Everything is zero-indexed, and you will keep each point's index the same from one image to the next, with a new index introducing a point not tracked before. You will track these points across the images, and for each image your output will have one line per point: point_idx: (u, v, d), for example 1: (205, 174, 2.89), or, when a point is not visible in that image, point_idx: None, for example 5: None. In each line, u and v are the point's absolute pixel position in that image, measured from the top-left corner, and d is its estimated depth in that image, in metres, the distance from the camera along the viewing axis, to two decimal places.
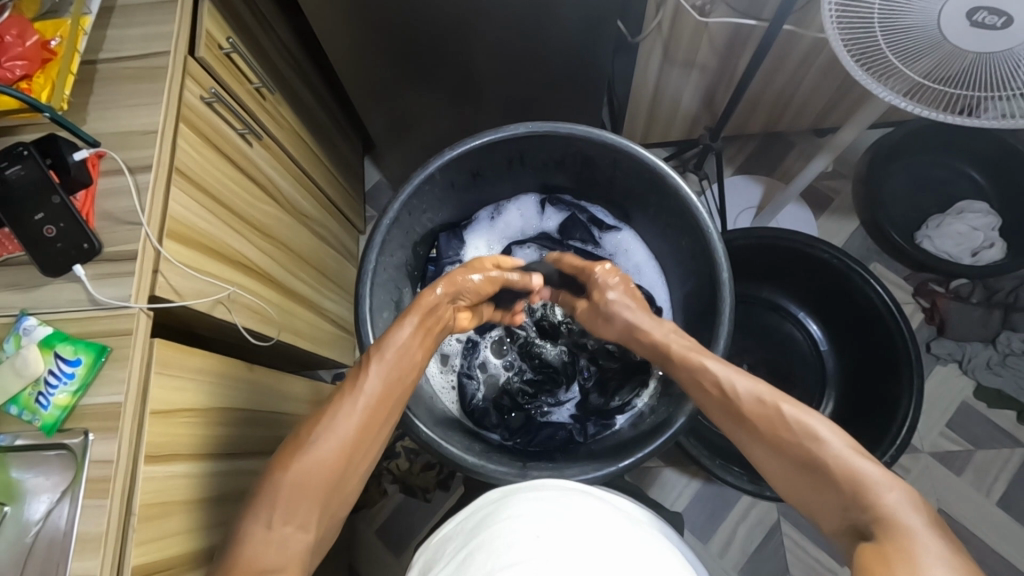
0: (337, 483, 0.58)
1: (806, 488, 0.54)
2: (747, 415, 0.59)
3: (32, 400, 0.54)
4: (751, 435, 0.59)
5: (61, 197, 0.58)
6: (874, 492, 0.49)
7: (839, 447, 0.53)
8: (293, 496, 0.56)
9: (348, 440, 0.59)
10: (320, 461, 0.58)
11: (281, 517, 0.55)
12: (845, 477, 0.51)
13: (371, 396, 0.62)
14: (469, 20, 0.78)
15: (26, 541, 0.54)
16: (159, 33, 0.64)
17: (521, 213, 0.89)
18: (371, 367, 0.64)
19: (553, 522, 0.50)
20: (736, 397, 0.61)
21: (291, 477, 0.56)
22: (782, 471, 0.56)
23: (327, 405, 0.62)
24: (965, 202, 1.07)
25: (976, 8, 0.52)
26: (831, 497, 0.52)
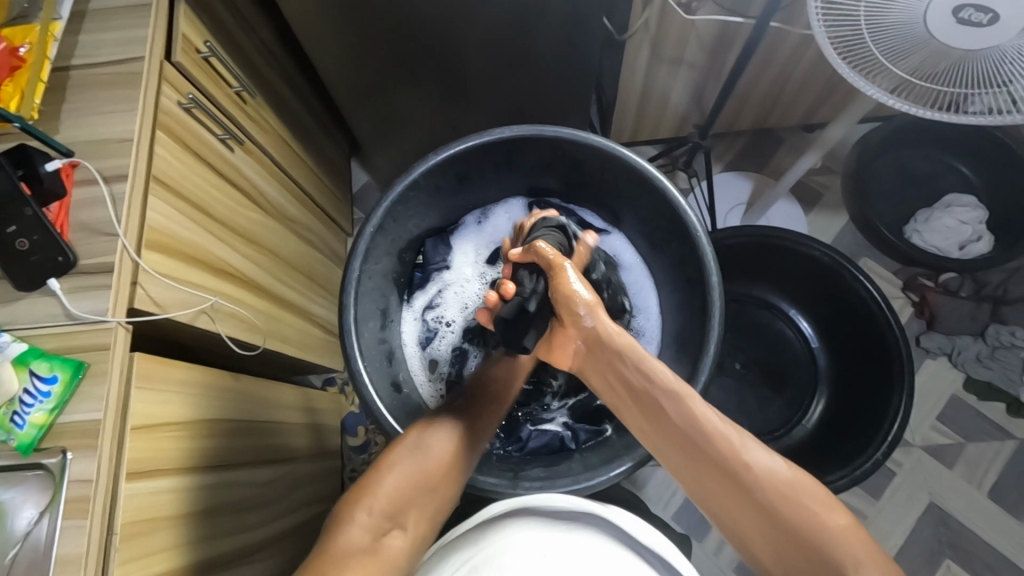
0: (438, 486, 0.64)
1: (785, 552, 0.56)
2: (733, 467, 0.58)
3: (8, 419, 0.53)
4: (730, 482, 0.59)
5: (34, 209, 0.56)
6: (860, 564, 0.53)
7: (822, 511, 0.56)
8: (392, 495, 0.62)
9: (453, 453, 0.65)
10: (423, 466, 0.64)
11: (380, 513, 0.61)
12: (831, 548, 0.54)
13: (479, 417, 0.70)
14: (451, 20, 0.76)
15: (6, 562, 0.52)
16: (134, 38, 0.63)
17: (509, 217, 0.87)
18: (489, 385, 0.72)
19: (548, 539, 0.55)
20: (717, 442, 0.60)
21: (399, 474, 0.63)
22: (757, 523, 0.58)
23: (436, 415, 0.68)
24: (952, 195, 1.07)
25: (962, 5, 0.52)
26: (810, 559, 0.55)
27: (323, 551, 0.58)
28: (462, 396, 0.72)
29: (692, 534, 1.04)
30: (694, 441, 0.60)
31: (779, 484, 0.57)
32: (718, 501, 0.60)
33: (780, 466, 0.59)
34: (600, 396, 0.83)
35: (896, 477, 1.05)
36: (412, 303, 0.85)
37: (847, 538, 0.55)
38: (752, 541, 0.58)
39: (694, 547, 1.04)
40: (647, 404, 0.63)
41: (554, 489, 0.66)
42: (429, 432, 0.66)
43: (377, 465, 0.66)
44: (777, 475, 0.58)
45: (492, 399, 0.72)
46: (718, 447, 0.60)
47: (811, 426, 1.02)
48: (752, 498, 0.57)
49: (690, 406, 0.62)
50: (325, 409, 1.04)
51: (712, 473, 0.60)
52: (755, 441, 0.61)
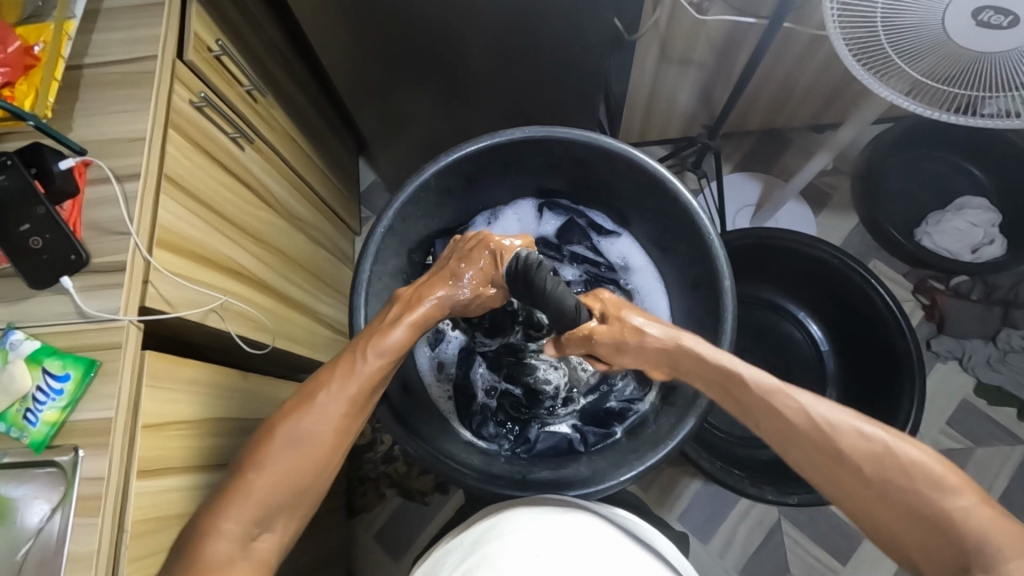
0: (311, 482, 0.59)
1: (910, 537, 0.53)
2: (843, 452, 0.56)
3: (20, 416, 0.53)
4: (849, 475, 0.56)
5: (46, 208, 0.56)
6: (997, 557, 0.48)
7: (948, 492, 0.52)
8: (260, 497, 0.56)
9: (325, 442, 0.60)
10: (294, 462, 0.58)
11: (248, 517, 0.55)
12: (966, 531, 0.50)
13: (356, 392, 0.62)
14: (462, 20, 0.76)
15: (18, 558, 0.52)
16: (146, 37, 0.63)
17: (518, 218, 0.88)
18: (364, 363, 0.63)
19: (549, 540, 0.52)
20: (820, 429, 0.57)
21: (266, 476, 0.57)
22: (888, 512, 0.54)
23: (307, 400, 0.61)
24: (964, 198, 1.06)
25: (981, 7, 0.51)
26: (942, 544, 0.51)
27: (188, 542, 0.53)
28: (331, 372, 0.63)
29: (697, 537, 1.04)
30: (802, 431, 0.58)
31: (898, 466, 0.54)
32: (829, 489, 0.57)
33: (898, 446, 0.55)
34: (610, 399, 0.83)
35: None
36: None
37: (972, 523, 0.50)
38: (877, 526, 0.55)
39: (694, 547, 1.04)
40: (757, 414, 0.60)
41: (565, 493, 0.65)
42: (304, 420, 0.60)
43: (241, 456, 0.59)
44: (892, 454, 0.55)
45: (375, 371, 0.63)
46: (834, 441, 0.56)
47: None
48: (867, 484, 0.55)
49: (790, 398, 0.59)
50: None
51: (829, 467, 0.57)
52: (868, 423, 0.57)
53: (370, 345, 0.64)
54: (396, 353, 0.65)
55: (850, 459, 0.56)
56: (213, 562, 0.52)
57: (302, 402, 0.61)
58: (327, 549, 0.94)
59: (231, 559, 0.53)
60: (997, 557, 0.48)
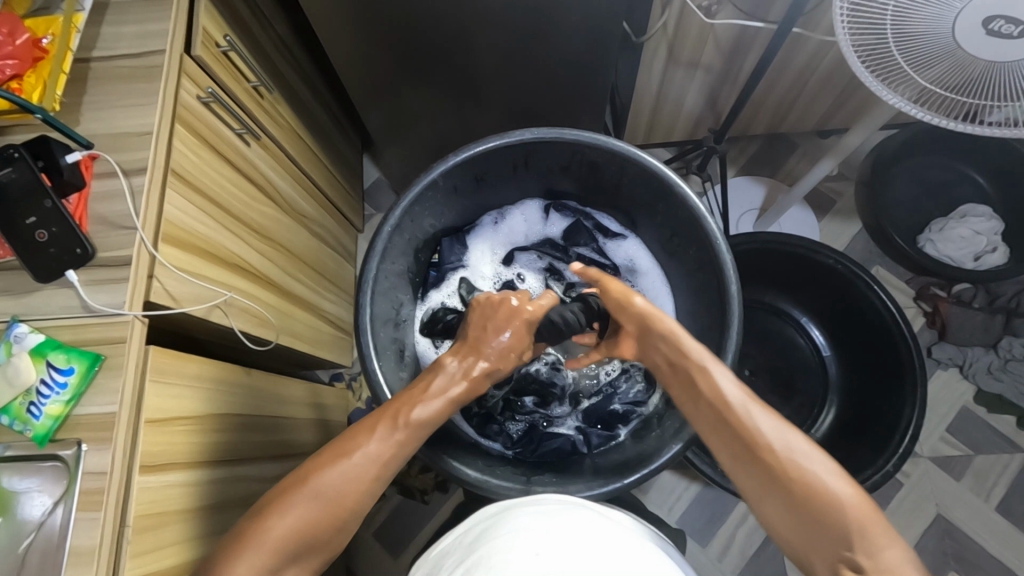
0: (324, 537, 0.56)
1: (791, 519, 0.53)
2: (747, 435, 0.57)
3: (24, 410, 0.53)
4: (750, 462, 0.56)
5: (53, 201, 0.56)
6: (876, 540, 0.49)
7: (834, 483, 0.52)
8: (275, 547, 0.53)
9: (347, 500, 0.56)
10: (316, 514, 0.55)
11: (262, 565, 0.52)
12: (849, 520, 0.50)
13: (384, 453, 0.59)
14: (471, 19, 0.76)
15: (20, 552, 0.52)
16: (156, 31, 0.63)
17: (525, 219, 0.88)
18: (398, 425, 0.61)
19: (550, 538, 0.51)
20: (734, 411, 0.58)
21: (283, 526, 0.54)
22: (779, 503, 0.54)
23: (335, 454, 0.58)
24: (968, 205, 1.06)
25: (992, 17, 0.51)
26: (826, 534, 0.51)
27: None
28: (363, 430, 0.60)
29: (695, 539, 1.04)
30: (716, 410, 0.59)
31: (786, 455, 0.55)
32: (726, 464, 0.58)
33: (796, 443, 0.55)
34: (615, 401, 0.83)
35: (903, 487, 1.05)
36: (426, 301, 0.85)
37: (846, 497, 0.51)
38: (771, 516, 0.55)
39: (695, 549, 1.04)
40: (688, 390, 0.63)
41: (571, 494, 0.66)
42: (328, 474, 0.57)
43: (263, 502, 0.56)
44: (766, 434, 0.56)
45: (408, 435, 0.61)
46: (739, 426, 0.57)
47: (819, 435, 1.02)
48: (760, 464, 0.55)
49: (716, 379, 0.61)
50: (333, 405, 1.04)
51: (739, 457, 0.57)
52: (767, 413, 0.58)
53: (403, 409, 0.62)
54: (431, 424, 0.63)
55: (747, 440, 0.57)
56: None
57: (334, 455, 0.58)
58: None
59: None
60: (874, 543, 0.49)
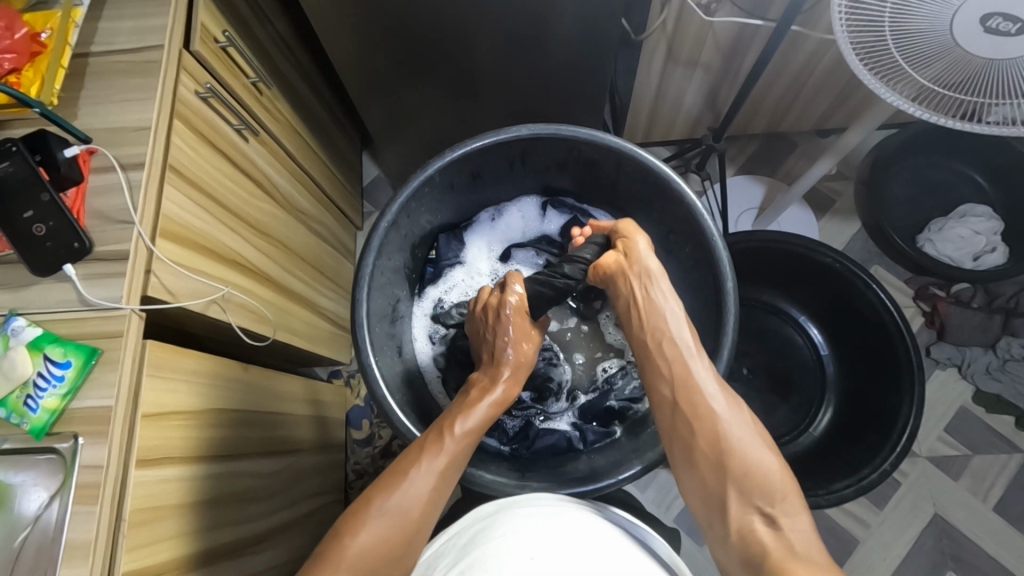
0: (404, 555, 0.56)
1: (718, 475, 0.60)
2: (693, 396, 0.63)
3: (21, 403, 0.53)
4: (691, 419, 0.63)
5: (51, 195, 0.56)
6: (785, 497, 0.57)
7: (761, 452, 0.60)
8: (356, 567, 0.54)
9: (417, 515, 0.58)
10: (391, 531, 0.56)
11: None
12: (767, 481, 0.58)
13: (446, 466, 0.61)
14: (469, 17, 0.76)
15: (15, 545, 0.53)
16: (154, 26, 0.63)
17: (522, 215, 0.88)
18: (451, 440, 0.62)
19: (543, 541, 0.54)
20: (683, 375, 0.64)
21: (362, 547, 0.55)
22: (706, 457, 0.61)
23: (399, 470, 0.60)
24: (967, 205, 1.06)
25: (990, 14, 0.51)
26: (743, 490, 0.58)
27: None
28: (421, 446, 0.62)
29: (693, 538, 1.04)
30: (670, 372, 0.65)
31: (723, 424, 0.61)
32: (666, 417, 0.65)
33: (730, 410, 0.62)
34: (610, 397, 0.83)
35: (900, 487, 1.05)
36: (424, 298, 0.85)
37: (771, 468, 0.59)
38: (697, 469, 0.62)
39: (693, 548, 1.04)
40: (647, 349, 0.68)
41: (562, 492, 0.66)
42: (398, 491, 0.58)
43: (339, 523, 0.57)
44: (714, 400, 0.62)
45: (460, 446, 0.62)
46: (695, 393, 0.63)
47: (817, 434, 1.02)
48: (700, 421, 0.62)
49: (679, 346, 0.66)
50: (331, 401, 1.05)
51: (683, 414, 0.63)
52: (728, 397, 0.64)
53: (457, 421, 0.64)
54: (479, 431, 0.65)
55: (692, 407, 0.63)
56: None
57: (396, 474, 0.60)
58: None
59: None
60: (780, 504, 0.57)
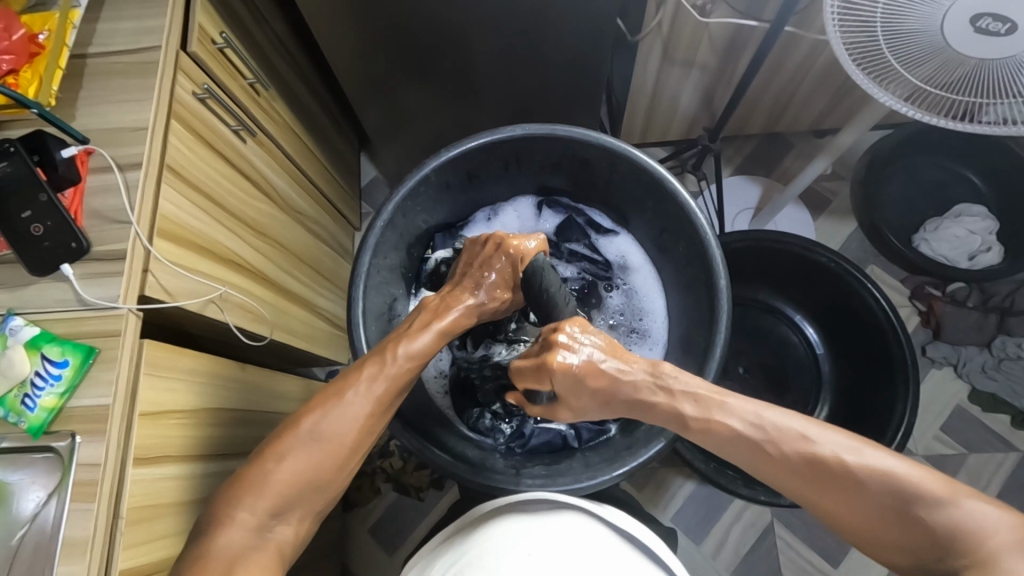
0: (329, 476, 0.60)
1: (874, 527, 0.53)
2: (795, 457, 0.56)
3: (18, 402, 0.54)
4: (804, 483, 0.56)
5: (48, 195, 0.57)
6: (968, 531, 0.49)
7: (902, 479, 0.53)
8: (280, 488, 0.58)
9: (346, 439, 0.60)
10: (316, 456, 0.59)
11: (266, 507, 0.57)
12: (936, 522, 0.51)
13: (380, 393, 0.62)
14: (465, 17, 0.77)
15: (13, 543, 0.53)
16: (152, 28, 0.63)
17: (518, 215, 0.88)
18: (390, 365, 0.64)
19: (541, 538, 0.55)
20: (765, 434, 0.57)
21: (287, 470, 0.58)
22: (847, 514, 0.54)
23: (329, 397, 0.62)
24: (963, 205, 1.07)
25: (980, 14, 0.52)
26: (914, 539, 0.52)
27: (194, 553, 0.53)
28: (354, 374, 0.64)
29: (690, 536, 1.04)
30: (754, 442, 0.57)
31: (851, 463, 0.54)
32: (775, 484, 0.58)
33: (839, 445, 0.55)
34: None
35: None
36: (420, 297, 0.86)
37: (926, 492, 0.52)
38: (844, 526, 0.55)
39: (690, 546, 1.04)
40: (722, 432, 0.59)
41: (555, 486, 0.67)
42: (327, 417, 0.61)
43: (266, 446, 0.60)
44: (818, 444, 0.56)
45: (399, 372, 0.64)
46: (789, 451, 0.56)
47: None
48: (824, 483, 0.55)
49: (772, 421, 0.57)
50: None
51: (798, 483, 0.56)
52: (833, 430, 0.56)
53: (399, 346, 0.65)
54: (422, 359, 0.66)
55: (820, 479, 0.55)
56: (227, 549, 0.54)
57: (326, 401, 0.62)
58: (322, 541, 0.95)
59: (244, 546, 0.55)
60: (972, 533, 0.49)
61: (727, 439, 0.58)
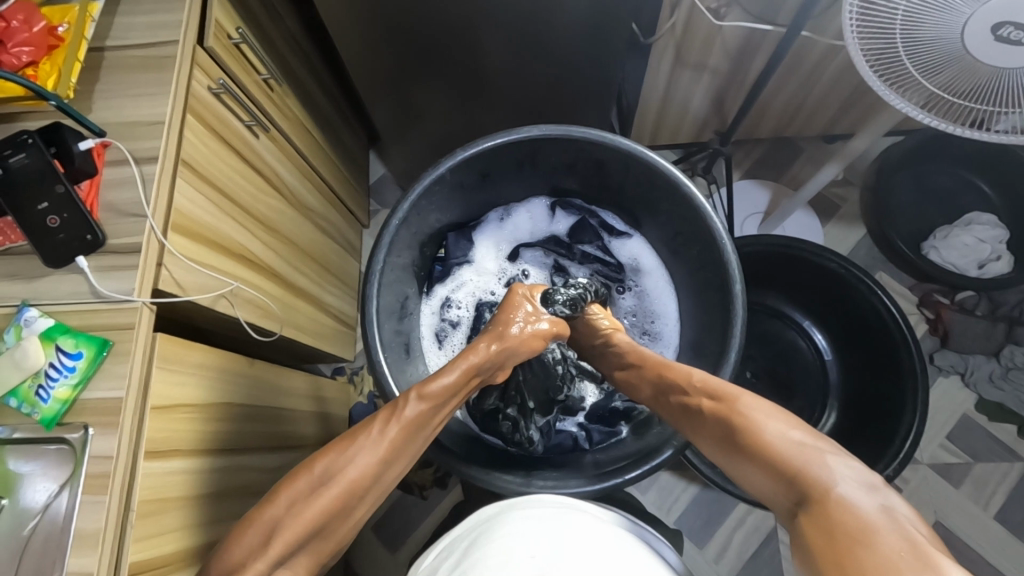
0: (339, 523, 0.56)
1: (744, 466, 0.53)
2: (692, 402, 0.60)
3: (32, 393, 0.54)
4: (698, 423, 0.59)
5: (65, 187, 0.57)
6: (826, 472, 0.47)
7: (785, 428, 0.52)
8: (289, 538, 0.53)
9: (361, 484, 0.57)
10: (328, 503, 0.55)
11: (275, 559, 0.52)
12: (796, 461, 0.49)
13: (396, 438, 0.59)
14: (480, 17, 0.77)
15: (24, 534, 0.53)
16: (169, 22, 0.63)
17: (531, 216, 0.89)
18: (406, 408, 0.61)
19: (550, 540, 0.51)
20: (682, 384, 0.62)
21: (298, 516, 0.53)
22: (732, 461, 0.55)
23: (349, 441, 0.59)
24: (973, 213, 1.06)
25: (1001, 23, 0.51)
26: (777, 481, 0.50)
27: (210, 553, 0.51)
28: (376, 417, 0.61)
29: (693, 540, 1.04)
30: (682, 395, 0.62)
31: (736, 412, 0.56)
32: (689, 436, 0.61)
33: (735, 392, 0.58)
34: (615, 399, 0.84)
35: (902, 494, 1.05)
36: (431, 296, 0.86)
37: (800, 440, 0.51)
38: (732, 469, 0.55)
39: (693, 550, 1.04)
40: (663, 393, 0.64)
41: (572, 489, 0.67)
42: (341, 461, 0.57)
43: (275, 491, 0.56)
44: (727, 392, 0.58)
45: (417, 416, 0.61)
46: (694, 396, 0.61)
47: None
48: (710, 425, 0.57)
49: (694, 378, 0.62)
50: (334, 398, 1.05)
51: (699, 426, 0.59)
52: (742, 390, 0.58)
53: (415, 390, 0.62)
54: (441, 401, 0.63)
55: (706, 419, 0.58)
56: None
57: (340, 445, 0.58)
58: None
59: None
60: (835, 476, 0.46)
61: (656, 383, 0.66)
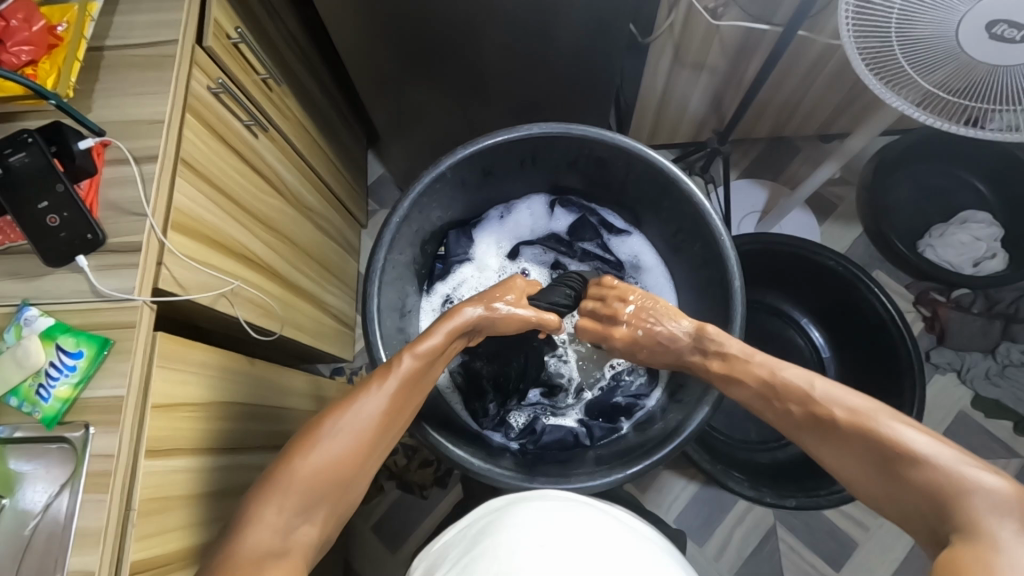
0: (350, 474, 0.58)
1: (883, 487, 0.55)
2: (817, 410, 0.60)
3: (33, 392, 0.54)
4: (824, 435, 0.59)
5: (65, 186, 0.57)
6: (971, 507, 0.48)
7: (928, 453, 0.52)
8: (303, 486, 0.55)
9: (366, 434, 0.59)
10: (336, 454, 0.57)
11: (292, 506, 0.54)
12: (945, 492, 0.50)
13: (395, 391, 0.62)
14: (479, 18, 0.77)
15: (25, 534, 0.53)
16: (168, 21, 0.63)
17: (531, 213, 0.89)
18: (401, 364, 0.64)
19: (555, 532, 0.51)
20: (802, 391, 0.62)
21: (309, 465, 0.56)
22: (866, 478, 0.56)
23: (349, 399, 0.61)
24: (968, 211, 1.07)
25: (995, 21, 0.52)
26: (924, 505, 0.51)
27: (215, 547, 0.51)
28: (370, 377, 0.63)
29: (693, 538, 1.05)
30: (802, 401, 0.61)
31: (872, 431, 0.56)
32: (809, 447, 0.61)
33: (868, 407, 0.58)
34: (618, 393, 0.84)
35: None
36: (431, 293, 0.86)
37: (944, 467, 0.51)
38: (866, 487, 0.56)
39: (692, 548, 1.04)
40: (770, 398, 0.64)
41: (571, 484, 0.67)
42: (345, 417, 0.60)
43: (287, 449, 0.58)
44: (853, 406, 0.58)
45: (413, 370, 0.64)
46: (819, 406, 0.60)
47: None
48: (837, 436, 0.58)
49: (815, 385, 0.61)
50: (334, 398, 1.05)
51: (825, 439, 0.59)
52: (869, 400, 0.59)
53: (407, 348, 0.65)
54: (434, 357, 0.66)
55: (839, 431, 0.58)
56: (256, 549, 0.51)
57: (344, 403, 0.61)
58: None
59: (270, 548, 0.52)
60: (983, 508, 0.47)
61: (762, 386, 0.64)
